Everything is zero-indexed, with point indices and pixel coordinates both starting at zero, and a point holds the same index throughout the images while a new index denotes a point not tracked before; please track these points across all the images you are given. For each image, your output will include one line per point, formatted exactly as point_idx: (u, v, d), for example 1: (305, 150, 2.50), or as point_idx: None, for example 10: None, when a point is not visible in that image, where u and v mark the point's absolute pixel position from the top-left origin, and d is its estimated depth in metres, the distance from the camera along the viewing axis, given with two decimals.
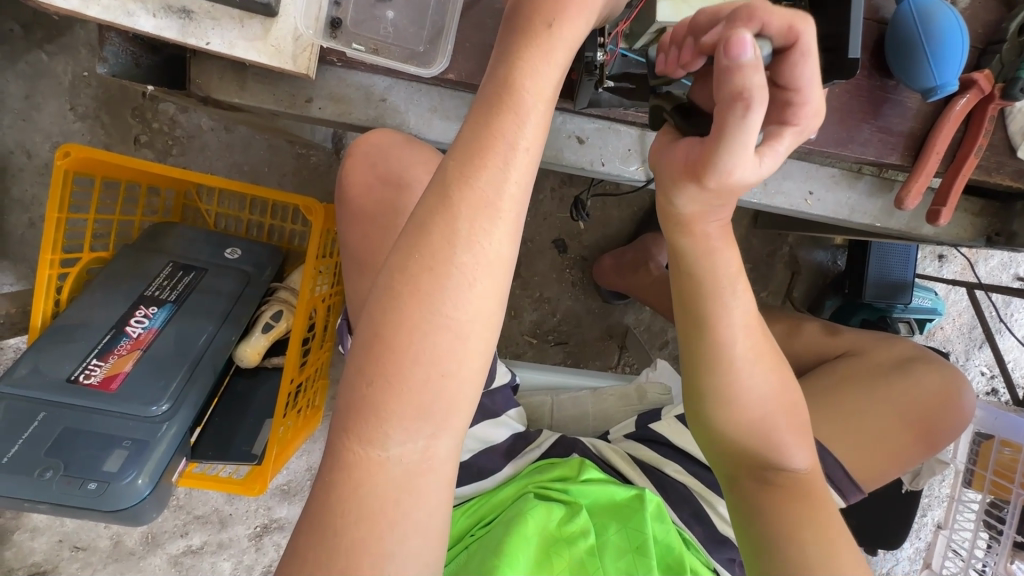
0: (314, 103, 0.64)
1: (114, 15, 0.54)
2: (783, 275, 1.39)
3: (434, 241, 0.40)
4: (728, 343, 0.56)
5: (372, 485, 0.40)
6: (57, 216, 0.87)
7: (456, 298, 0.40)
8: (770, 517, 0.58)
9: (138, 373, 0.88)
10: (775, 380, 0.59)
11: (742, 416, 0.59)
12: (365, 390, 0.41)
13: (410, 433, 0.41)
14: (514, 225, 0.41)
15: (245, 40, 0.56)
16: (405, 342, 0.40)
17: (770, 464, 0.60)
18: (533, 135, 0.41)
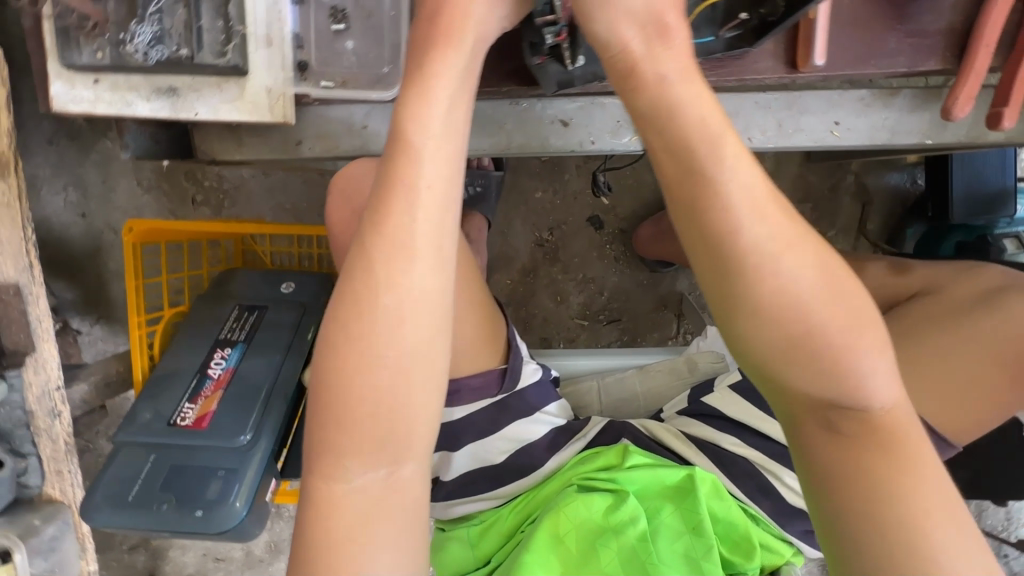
0: (304, 144, 0.67)
1: (117, 108, 0.60)
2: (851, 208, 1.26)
3: (357, 289, 0.43)
4: (747, 239, 0.43)
5: (342, 511, 0.44)
6: (134, 283, 1.00)
7: (387, 337, 0.43)
8: (841, 465, 0.47)
9: (222, 409, 0.99)
10: (822, 276, 0.44)
11: (786, 335, 0.44)
12: (323, 430, 0.44)
13: (372, 464, 0.44)
14: (436, 259, 0.44)
15: (226, 103, 0.60)
16: (348, 384, 0.43)
17: (830, 389, 0.45)
18: (431, 175, 0.43)
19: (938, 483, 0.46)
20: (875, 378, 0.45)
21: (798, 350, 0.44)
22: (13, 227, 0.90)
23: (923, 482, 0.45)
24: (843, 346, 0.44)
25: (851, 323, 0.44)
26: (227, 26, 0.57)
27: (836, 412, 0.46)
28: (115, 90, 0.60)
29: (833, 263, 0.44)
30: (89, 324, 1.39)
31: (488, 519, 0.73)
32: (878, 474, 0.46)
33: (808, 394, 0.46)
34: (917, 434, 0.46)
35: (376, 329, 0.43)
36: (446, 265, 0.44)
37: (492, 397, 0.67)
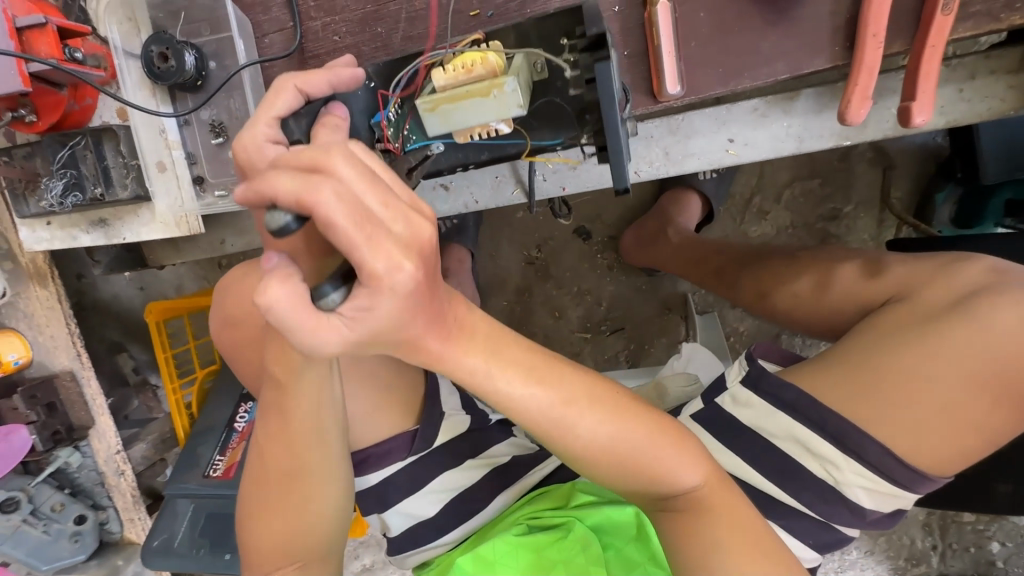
0: (228, 242, 0.74)
1: (69, 242, 0.70)
2: (870, 175, 1.12)
3: (268, 448, 0.56)
4: (537, 405, 0.49)
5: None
6: (161, 355, 1.15)
7: (293, 478, 0.57)
8: (681, 547, 0.55)
9: (245, 461, 1.12)
10: (608, 409, 0.51)
11: (598, 469, 0.52)
12: (256, 533, 0.60)
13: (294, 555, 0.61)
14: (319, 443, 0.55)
15: (144, 225, 0.67)
16: (271, 510, 0.58)
17: (654, 490, 0.53)
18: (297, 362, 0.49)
19: (753, 539, 0.55)
20: (680, 477, 0.53)
21: (616, 467, 0.52)
22: (60, 325, 1.08)
23: (740, 544, 0.55)
24: (646, 458, 0.51)
25: (644, 443, 0.51)
26: (125, 162, 0.64)
27: (664, 500, 0.54)
28: (63, 228, 0.70)
29: (613, 389, 0.52)
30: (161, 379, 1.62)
31: (440, 562, 0.76)
32: (706, 547, 0.54)
33: (636, 492, 0.54)
34: (735, 505, 0.55)
35: (296, 498, 0.58)
36: (329, 444, 0.56)
37: (402, 459, 0.71)
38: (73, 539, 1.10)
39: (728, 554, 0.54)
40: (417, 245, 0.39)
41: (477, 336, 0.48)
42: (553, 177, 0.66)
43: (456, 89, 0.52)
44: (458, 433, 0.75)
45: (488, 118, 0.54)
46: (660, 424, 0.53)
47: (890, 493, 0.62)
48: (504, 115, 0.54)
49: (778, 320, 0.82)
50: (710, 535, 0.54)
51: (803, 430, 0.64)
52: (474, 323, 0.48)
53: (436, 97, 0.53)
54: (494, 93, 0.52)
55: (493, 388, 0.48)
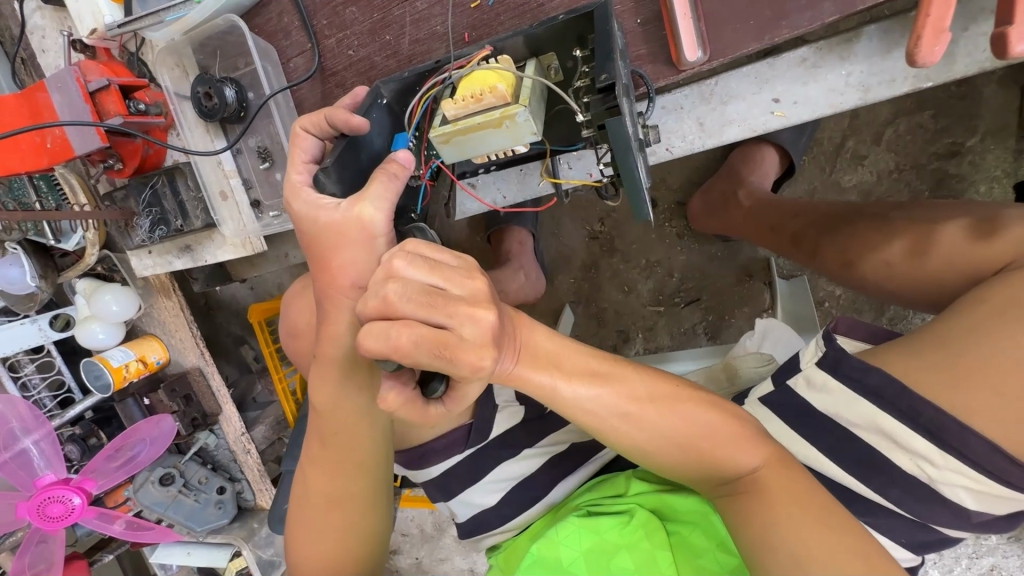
0: (291, 254, 0.80)
1: (165, 268, 0.81)
2: (1002, 97, 0.92)
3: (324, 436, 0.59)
4: (606, 412, 0.51)
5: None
6: (266, 350, 1.30)
7: (341, 471, 0.60)
8: (749, 534, 0.52)
9: None
10: (668, 402, 0.53)
11: (665, 461, 0.54)
12: (301, 515, 0.62)
13: (326, 546, 0.62)
14: (358, 470, 0.60)
15: (219, 247, 0.75)
16: (319, 494, 0.61)
17: (718, 472, 0.53)
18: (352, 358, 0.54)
19: (826, 531, 0.49)
20: (735, 457, 0.52)
21: (685, 452, 0.53)
22: (185, 329, 1.26)
23: (812, 533, 0.49)
24: (709, 442, 0.53)
25: (698, 432, 0.53)
26: (196, 194, 0.72)
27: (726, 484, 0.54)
28: (160, 256, 0.80)
29: (671, 386, 0.54)
30: None
31: (508, 546, 0.79)
32: (770, 531, 0.51)
33: (702, 478, 0.54)
34: (801, 488, 0.52)
35: (338, 512, 0.61)
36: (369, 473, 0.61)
37: (461, 452, 0.74)
38: (217, 506, 1.31)
39: (796, 540, 0.49)
40: (489, 339, 0.44)
41: (543, 355, 0.51)
42: (581, 161, 0.65)
43: (466, 121, 0.48)
44: (517, 422, 0.78)
45: (504, 145, 0.51)
46: (719, 411, 0.54)
47: (1001, 495, 0.53)
48: (520, 141, 0.51)
49: (869, 291, 0.71)
50: (779, 518, 0.50)
51: (889, 421, 0.56)
52: (544, 345, 0.52)
53: (448, 130, 0.49)
54: (506, 124, 0.49)
55: (560, 397, 0.51)
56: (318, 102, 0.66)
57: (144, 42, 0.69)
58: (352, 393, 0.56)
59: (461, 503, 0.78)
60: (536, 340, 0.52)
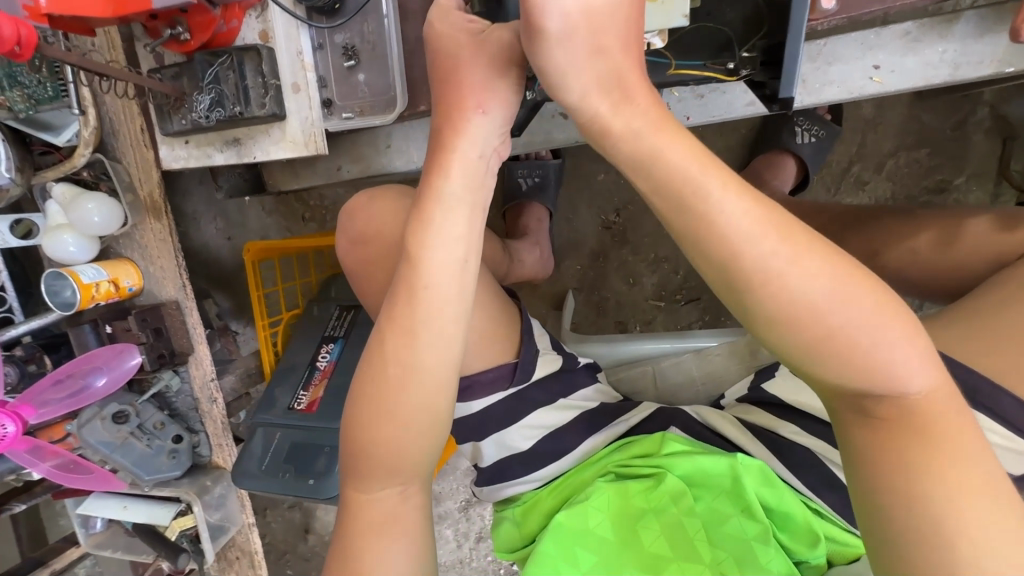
0: (343, 169, 0.77)
1: (202, 161, 0.75)
2: (987, 145, 1.05)
3: (391, 324, 0.49)
4: (752, 261, 0.45)
5: (366, 516, 0.53)
6: (256, 292, 1.23)
7: (415, 376, 0.50)
8: (885, 464, 0.48)
9: (327, 396, 1.17)
10: (835, 280, 0.45)
11: (803, 337, 0.46)
12: (354, 442, 0.53)
13: (389, 483, 0.53)
14: (439, 340, 0.49)
15: (274, 143, 0.71)
16: (382, 403, 0.51)
17: (871, 390, 0.47)
18: (449, 228, 0.48)
19: (981, 470, 0.47)
20: (901, 375, 0.46)
21: (826, 350, 0.46)
22: (169, 257, 1.16)
23: (960, 467, 0.46)
24: (870, 343, 0.45)
25: (871, 322, 0.45)
26: (264, 81, 0.68)
27: (870, 403, 0.48)
28: (199, 147, 0.75)
29: (842, 269, 0.46)
30: (243, 326, 1.72)
31: (529, 499, 0.77)
32: (913, 463, 0.47)
33: (843, 387, 0.48)
34: (957, 423, 0.47)
35: (390, 418, 0.51)
36: (452, 345, 0.50)
37: (504, 389, 0.73)
38: (171, 456, 1.19)
39: (945, 478, 0.46)
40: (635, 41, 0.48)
41: (691, 173, 0.46)
42: (678, 104, 0.69)
43: None
44: (553, 369, 0.78)
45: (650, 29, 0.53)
46: (897, 314, 0.46)
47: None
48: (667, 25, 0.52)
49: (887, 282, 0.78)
50: (930, 454, 0.47)
51: None
52: (681, 160, 0.47)
53: None
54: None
55: (699, 206, 0.46)
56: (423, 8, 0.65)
57: None
58: (443, 255, 0.48)
59: (492, 445, 0.75)
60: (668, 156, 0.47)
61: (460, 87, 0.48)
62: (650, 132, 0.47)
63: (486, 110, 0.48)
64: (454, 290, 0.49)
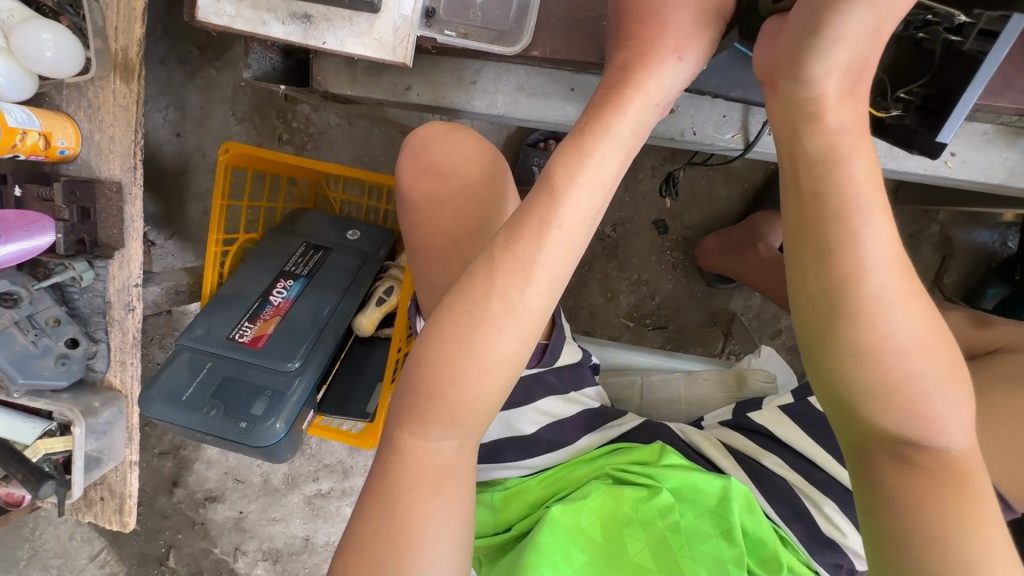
0: (413, 90, 0.70)
1: (253, 26, 0.63)
2: (931, 258, 1.22)
3: (475, 284, 0.47)
4: (870, 287, 0.49)
5: (421, 468, 0.50)
6: (219, 201, 1.07)
7: (491, 341, 0.47)
8: (903, 510, 0.52)
9: (277, 334, 1.05)
10: (929, 328, 0.49)
11: (883, 376, 0.50)
12: (412, 399, 0.50)
13: (446, 435, 0.50)
14: (548, 289, 0.48)
15: (354, 37, 0.62)
16: (447, 369, 0.48)
17: (912, 433, 0.51)
18: (590, 203, 0.47)
19: (994, 531, 0.51)
20: (946, 428, 0.50)
21: (892, 390, 0.50)
22: (126, 129, 0.96)
23: (980, 529, 0.50)
24: (933, 391, 0.50)
25: (947, 371, 0.50)
26: None
27: (910, 448, 0.52)
28: (255, 9, 0.63)
29: (939, 321, 0.50)
30: (164, 237, 1.48)
31: (514, 486, 0.74)
32: (936, 515, 0.51)
33: (891, 426, 0.51)
34: (983, 485, 0.52)
35: (458, 376, 0.48)
36: (556, 295, 0.49)
37: (530, 367, 0.73)
38: (58, 361, 0.98)
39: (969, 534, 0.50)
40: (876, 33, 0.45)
41: (852, 193, 0.49)
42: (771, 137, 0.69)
43: None
44: (572, 361, 0.79)
45: None
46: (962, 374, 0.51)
47: None
48: None
49: None
50: (955, 508, 0.50)
51: None
52: (861, 172, 0.49)
53: None
54: None
55: (849, 227, 0.49)
56: None
57: None
58: (575, 232, 0.47)
59: (499, 422, 0.75)
60: (839, 175, 0.49)
61: (661, 26, 0.49)
62: (848, 153, 0.49)
63: (683, 56, 0.49)
64: (578, 238, 0.48)
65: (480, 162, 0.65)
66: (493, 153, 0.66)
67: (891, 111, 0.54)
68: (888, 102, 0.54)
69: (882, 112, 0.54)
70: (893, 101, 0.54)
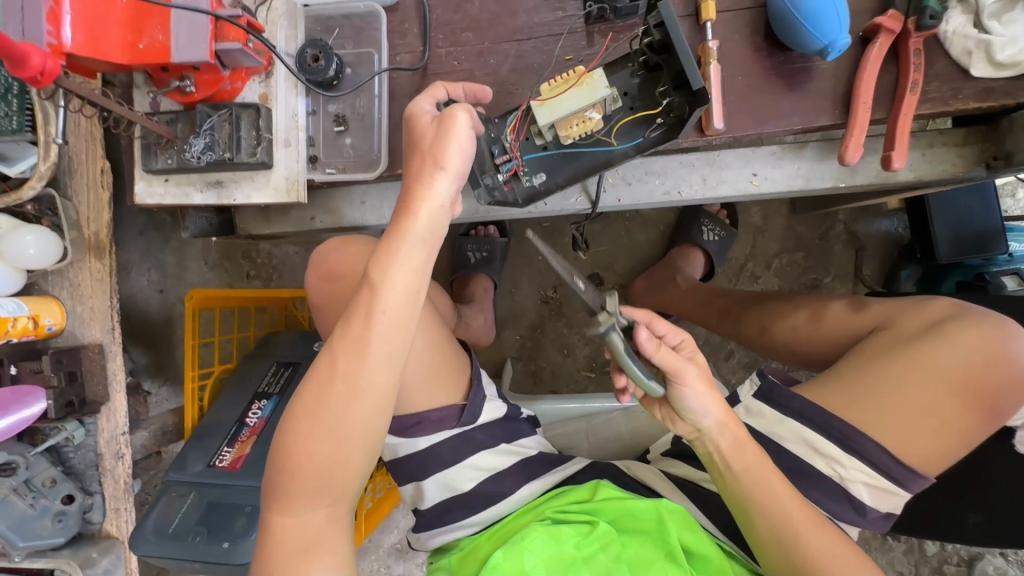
0: (316, 219, 0.84)
1: (179, 199, 0.79)
2: (846, 254, 1.31)
3: (323, 376, 0.59)
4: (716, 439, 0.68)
5: (292, 534, 0.60)
6: (191, 341, 1.20)
7: (341, 416, 0.58)
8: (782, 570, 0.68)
9: (254, 452, 1.13)
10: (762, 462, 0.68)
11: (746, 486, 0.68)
12: (280, 473, 0.60)
13: (313, 502, 0.60)
14: (383, 362, 0.58)
15: (257, 189, 0.77)
16: (305, 443, 0.59)
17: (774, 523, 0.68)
18: (400, 284, 0.58)
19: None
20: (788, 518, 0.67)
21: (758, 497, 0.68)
22: (104, 298, 1.12)
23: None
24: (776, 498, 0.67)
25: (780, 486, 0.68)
26: (258, 134, 0.75)
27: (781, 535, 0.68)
28: (178, 186, 0.79)
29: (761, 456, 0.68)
30: (157, 385, 1.59)
31: (468, 546, 0.80)
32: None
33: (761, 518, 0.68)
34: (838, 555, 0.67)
35: (319, 454, 0.59)
36: (394, 368, 0.59)
37: (450, 428, 0.80)
38: (56, 519, 1.05)
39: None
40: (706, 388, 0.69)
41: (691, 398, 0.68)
42: (609, 189, 0.77)
43: (556, 89, 0.68)
44: (498, 417, 0.85)
45: (586, 101, 0.67)
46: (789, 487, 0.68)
47: (887, 490, 0.72)
48: (596, 96, 0.67)
49: (779, 352, 0.94)
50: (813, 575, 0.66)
51: (810, 432, 0.74)
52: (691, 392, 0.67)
53: (543, 97, 0.68)
54: (586, 82, 0.68)
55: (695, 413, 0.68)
56: (410, 92, 0.77)
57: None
58: (399, 309, 0.58)
59: (436, 486, 0.80)
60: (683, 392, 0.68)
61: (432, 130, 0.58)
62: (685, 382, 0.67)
63: (451, 154, 0.57)
64: (404, 318, 0.59)
65: (372, 260, 0.78)
66: (382, 249, 0.80)
67: (664, 102, 0.67)
68: (659, 99, 0.68)
69: (660, 106, 0.68)
70: (661, 96, 0.68)
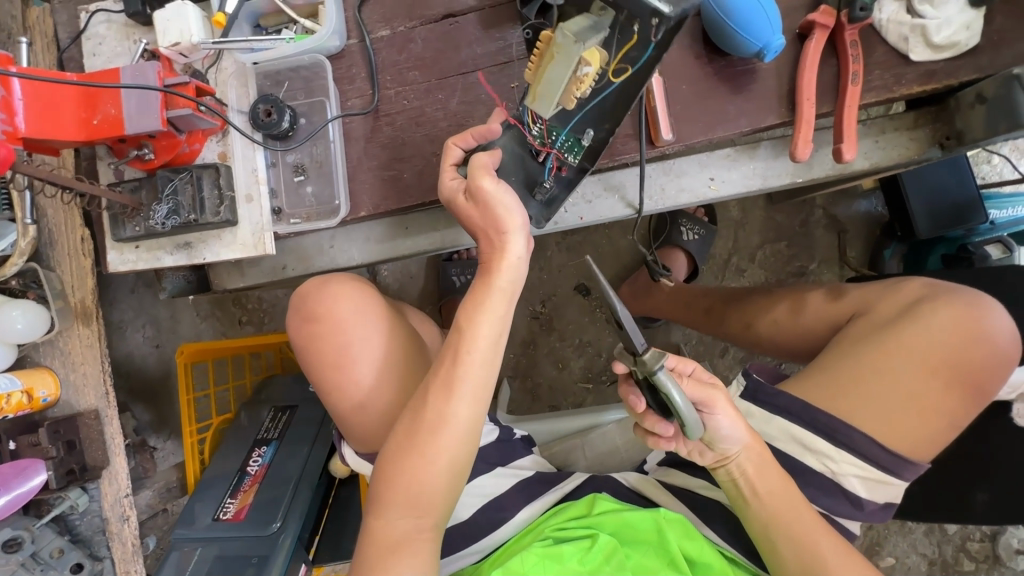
0: (288, 267, 0.85)
1: (150, 263, 0.80)
2: (828, 239, 1.31)
3: (419, 403, 0.66)
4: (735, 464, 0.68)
5: (381, 541, 0.64)
6: (185, 395, 1.20)
7: (435, 442, 0.65)
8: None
9: (256, 501, 1.12)
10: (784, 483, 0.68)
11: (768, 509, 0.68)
12: (379, 489, 0.66)
13: (406, 516, 0.65)
14: (471, 396, 0.65)
15: (225, 246, 0.78)
16: (400, 464, 0.65)
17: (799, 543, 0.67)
18: (491, 325, 0.65)
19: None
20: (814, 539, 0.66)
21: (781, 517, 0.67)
22: (95, 363, 1.13)
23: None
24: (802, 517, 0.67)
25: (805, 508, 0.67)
26: (220, 193, 0.76)
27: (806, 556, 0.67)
28: (148, 251, 0.80)
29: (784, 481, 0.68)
30: (162, 440, 1.60)
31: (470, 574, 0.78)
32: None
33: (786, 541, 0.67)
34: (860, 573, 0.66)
35: (409, 477, 0.65)
36: (479, 402, 0.66)
37: None
38: None
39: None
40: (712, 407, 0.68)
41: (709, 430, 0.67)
42: (571, 209, 0.78)
43: (537, 77, 0.62)
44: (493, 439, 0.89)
45: (569, 70, 0.59)
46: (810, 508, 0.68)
47: (880, 480, 0.71)
48: (573, 58, 0.58)
49: (765, 347, 0.94)
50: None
51: (799, 429, 0.73)
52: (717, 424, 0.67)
53: (531, 98, 0.63)
54: (557, 49, 0.58)
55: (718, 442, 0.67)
56: (364, 134, 0.77)
57: (214, 63, 0.78)
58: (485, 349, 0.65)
59: None
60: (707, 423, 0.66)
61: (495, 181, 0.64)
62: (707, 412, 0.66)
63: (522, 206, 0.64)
64: (490, 357, 0.66)
65: (354, 301, 0.79)
66: (365, 289, 0.81)
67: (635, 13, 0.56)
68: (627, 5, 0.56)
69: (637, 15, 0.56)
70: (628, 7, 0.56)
